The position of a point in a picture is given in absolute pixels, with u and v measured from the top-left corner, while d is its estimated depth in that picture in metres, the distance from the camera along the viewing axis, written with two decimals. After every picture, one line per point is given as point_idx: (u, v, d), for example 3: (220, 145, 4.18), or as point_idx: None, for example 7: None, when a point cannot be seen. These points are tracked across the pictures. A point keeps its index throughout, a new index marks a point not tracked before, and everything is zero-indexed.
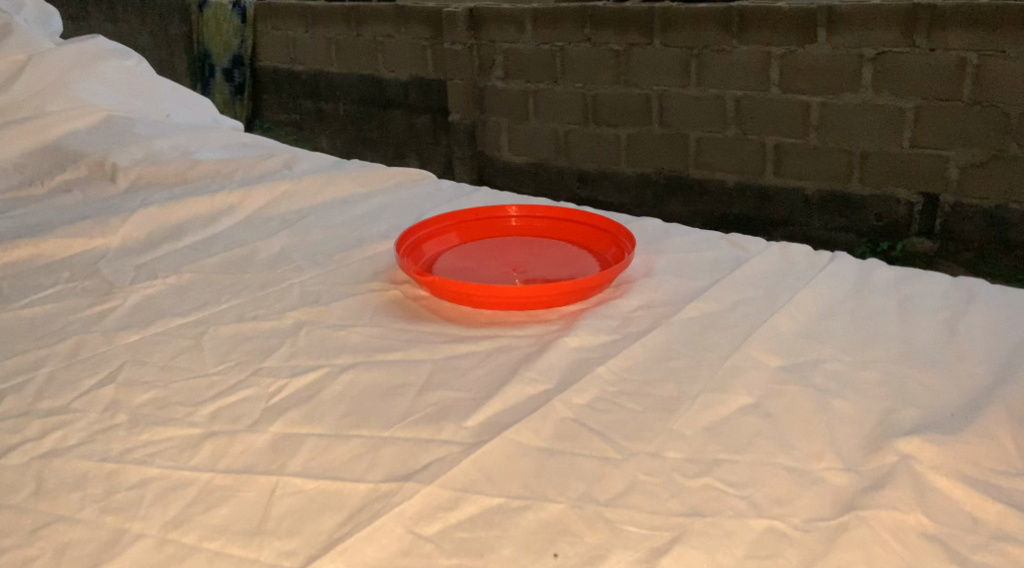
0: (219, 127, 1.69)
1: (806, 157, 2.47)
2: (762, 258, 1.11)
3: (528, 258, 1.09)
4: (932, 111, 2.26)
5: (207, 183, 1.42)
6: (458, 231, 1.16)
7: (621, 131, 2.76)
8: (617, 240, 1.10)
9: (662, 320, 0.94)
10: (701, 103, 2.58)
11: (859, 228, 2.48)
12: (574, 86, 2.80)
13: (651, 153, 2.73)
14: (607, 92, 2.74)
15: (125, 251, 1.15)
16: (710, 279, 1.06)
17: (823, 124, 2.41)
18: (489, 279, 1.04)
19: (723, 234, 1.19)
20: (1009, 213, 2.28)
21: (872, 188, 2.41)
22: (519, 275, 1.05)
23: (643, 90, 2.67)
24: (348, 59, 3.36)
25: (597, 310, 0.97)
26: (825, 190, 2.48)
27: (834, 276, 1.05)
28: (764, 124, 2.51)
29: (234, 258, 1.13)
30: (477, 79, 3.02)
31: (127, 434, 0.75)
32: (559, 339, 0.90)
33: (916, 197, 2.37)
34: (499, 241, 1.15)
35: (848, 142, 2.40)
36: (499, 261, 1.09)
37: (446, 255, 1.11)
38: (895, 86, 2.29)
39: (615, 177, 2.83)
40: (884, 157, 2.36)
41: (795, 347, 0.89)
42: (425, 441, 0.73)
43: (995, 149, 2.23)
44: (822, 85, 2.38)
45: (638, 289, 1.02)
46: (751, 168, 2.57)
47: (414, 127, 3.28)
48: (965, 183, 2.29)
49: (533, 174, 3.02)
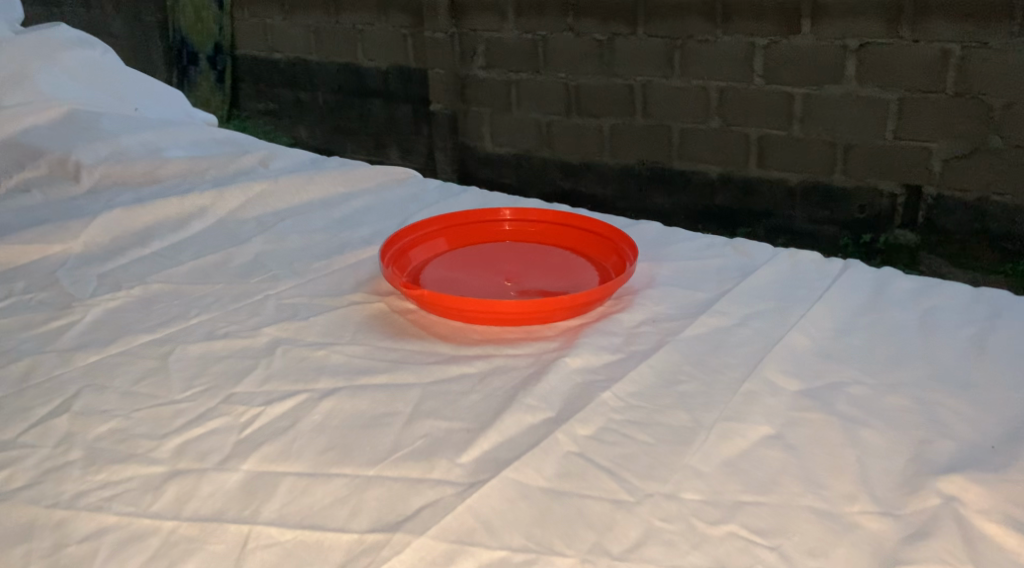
0: (191, 122, 1.61)
1: (790, 149, 2.42)
2: (770, 267, 1.04)
3: (522, 268, 1.02)
4: (915, 103, 2.21)
5: (179, 184, 1.34)
6: (447, 236, 1.09)
7: (603, 122, 2.68)
8: (618, 247, 1.03)
9: (669, 338, 0.87)
10: (684, 94, 2.51)
11: (842, 220, 2.43)
12: (555, 76, 2.72)
13: (633, 144, 2.66)
14: (589, 82, 2.66)
15: (88, 259, 1.07)
16: (718, 289, 0.99)
17: (806, 116, 2.36)
18: (481, 290, 0.97)
19: (727, 240, 1.13)
20: (992, 207, 2.23)
21: (856, 181, 2.36)
22: (513, 287, 0.98)
23: (625, 81, 2.59)
24: (327, 47, 3.27)
25: (599, 326, 0.90)
26: (808, 181, 2.42)
27: (848, 288, 0.99)
28: (748, 116, 2.44)
29: (207, 266, 1.05)
30: (457, 68, 2.93)
31: (82, 473, 0.68)
32: (559, 360, 0.83)
33: (899, 190, 2.32)
34: (491, 247, 1.08)
35: (832, 135, 2.34)
36: (492, 271, 1.01)
37: (435, 263, 1.04)
38: (879, 78, 2.23)
39: (598, 169, 2.76)
40: (868, 149, 2.31)
41: (814, 367, 0.82)
42: (416, 480, 0.66)
43: (978, 142, 2.18)
44: (807, 77, 2.32)
45: (641, 301, 0.95)
46: (735, 160, 2.51)
47: (394, 117, 3.20)
48: (948, 175, 2.24)
49: (514, 164, 2.93)
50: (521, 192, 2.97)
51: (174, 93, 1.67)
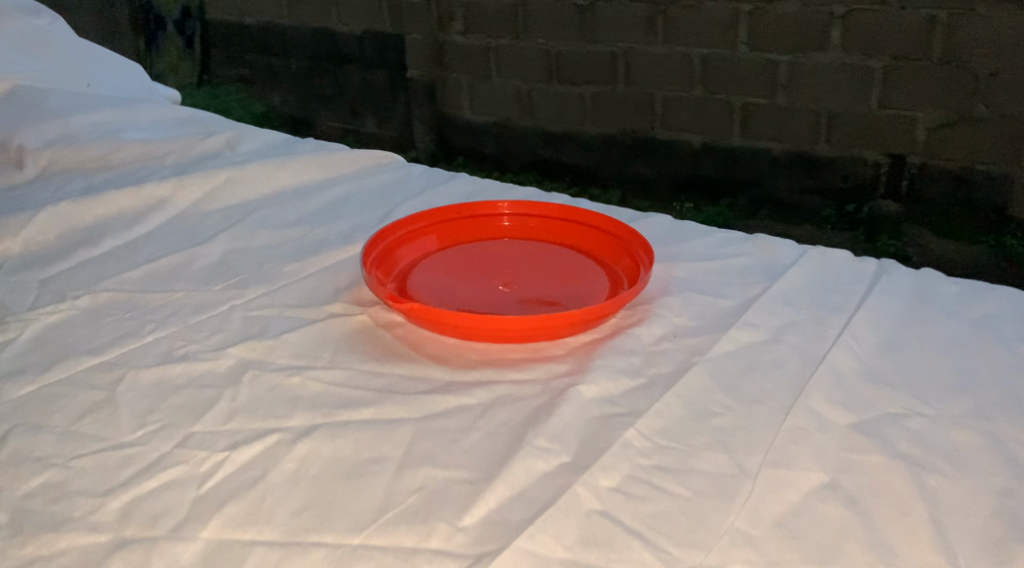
0: (150, 98, 1.47)
1: (774, 118, 2.31)
2: (799, 267, 0.93)
3: (523, 271, 0.91)
4: (900, 71, 2.11)
5: (136, 172, 1.21)
6: (438, 232, 0.97)
7: (584, 90, 2.55)
8: (630, 247, 0.92)
9: (696, 358, 0.77)
10: (667, 61, 2.38)
11: (826, 189, 2.33)
12: (536, 42, 2.57)
13: (613, 113, 2.54)
14: (571, 49, 2.52)
15: (30, 259, 0.94)
16: (745, 295, 0.88)
17: (790, 84, 2.25)
18: (478, 300, 0.86)
19: (747, 236, 1.01)
20: (975, 178, 2.14)
21: (839, 150, 2.27)
22: (514, 295, 0.87)
23: (607, 48, 2.45)
24: (299, 12, 3.08)
25: (614, 343, 0.79)
26: (792, 151, 2.33)
27: (889, 292, 0.88)
28: (731, 84, 2.33)
29: (166, 270, 0.93)
30: (435, 33, 2.77)
31: (6, 545, 0.58)
32: (571, 388, 0.71)
33: (882, 159, 2.23)
34: (488, 246, 0.97)
35: (817, 103, 2.24)
36: (488, 276, 0.90)
37: (426, 265, 0.92)
38: (865, 45, 2.12)
39: (579, 138, 2.64)
40: (853, 118, 2.21)
41: (863, 394, 0.71)
42: (409, 552, 0.56)
43: (962, 111, 2.09)
44: (791, 44, 2.21)
45: (659, 312, 0.84)
46: (718, 129, 2.40)
47: (369, 84, 3.03)
48: (932, 144, 2.15)
49: (494, 134, 2.80)
50: (500, 162, 2.85)
51: (133, 66, 1.53)
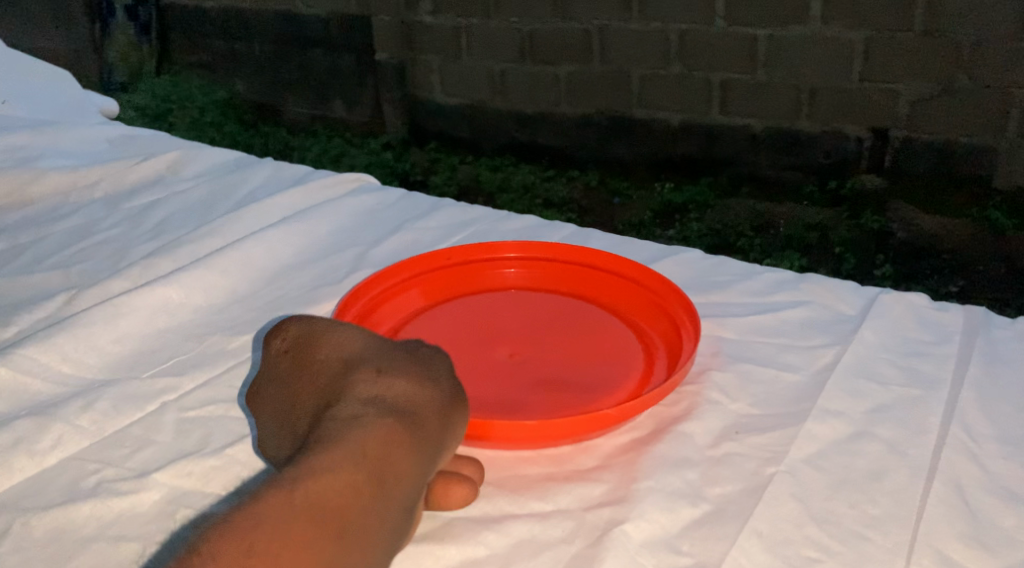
0: (79, 113, 1.26)
1: (754, 95, 2.06)
2: (874, 321, 0.75)
3: (535, 337, 0.73)
4: (885, 45, 1.88)
5: (56, 210, 1.00)
6: (423, 286, 0.79)
7: (560, 70, 2.26)
8: (667, 306, 0.74)
9: (772, 469, 0.59)
10: (642, 38, 2.11)
11: (807, 167, 2.08)
12: (508, 21, 2.27)
13: (589, 93, 2.26)
14: (542, 27, 2.23)
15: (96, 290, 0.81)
16: (816, 365, 0.70)
17: (771, 59, 1.99)
18: (476, 390, 0.67)
19: (798, 278, 0.83)
20: (959, 151, 1.92)
21: (822, 126, 2.02)
22: (525, 370, 0.69)
23: (581, 25, 2.17)
24: None
25: (661, 449, 0.61)
26: (772, 128, 2.07)
27: (995, 355, 0.70)
28: (709, 59, 2.06)
29: (77, 329, 0.73)
30: (404, 14, 2.44)
31: None
32: (615, 528, 0.55)
33: (865, 134, 1.99)
34: (489, 300, 0.79)
35: (798, 77, 1.99)
36: (491, 343, 0.72)
37: (411, 332, 0.74)
38: (850, 14, 1.88)
39: (555, 119, 2.34)
40: (836, 93, 1.97)
41: (998, 521, 0.55)
42: None
43: (944, 82, 1.86)
44: (770, 16, 1.95)
45: (711, 397, 0.66)
46: (695, 107, 2.14)
47: (339, 69, 2.64)
48: (916, 119, 1.93)
49: (467, 118, 2.48)
50: (474, 146, 2.51)
51: (61, 74, 1.31)
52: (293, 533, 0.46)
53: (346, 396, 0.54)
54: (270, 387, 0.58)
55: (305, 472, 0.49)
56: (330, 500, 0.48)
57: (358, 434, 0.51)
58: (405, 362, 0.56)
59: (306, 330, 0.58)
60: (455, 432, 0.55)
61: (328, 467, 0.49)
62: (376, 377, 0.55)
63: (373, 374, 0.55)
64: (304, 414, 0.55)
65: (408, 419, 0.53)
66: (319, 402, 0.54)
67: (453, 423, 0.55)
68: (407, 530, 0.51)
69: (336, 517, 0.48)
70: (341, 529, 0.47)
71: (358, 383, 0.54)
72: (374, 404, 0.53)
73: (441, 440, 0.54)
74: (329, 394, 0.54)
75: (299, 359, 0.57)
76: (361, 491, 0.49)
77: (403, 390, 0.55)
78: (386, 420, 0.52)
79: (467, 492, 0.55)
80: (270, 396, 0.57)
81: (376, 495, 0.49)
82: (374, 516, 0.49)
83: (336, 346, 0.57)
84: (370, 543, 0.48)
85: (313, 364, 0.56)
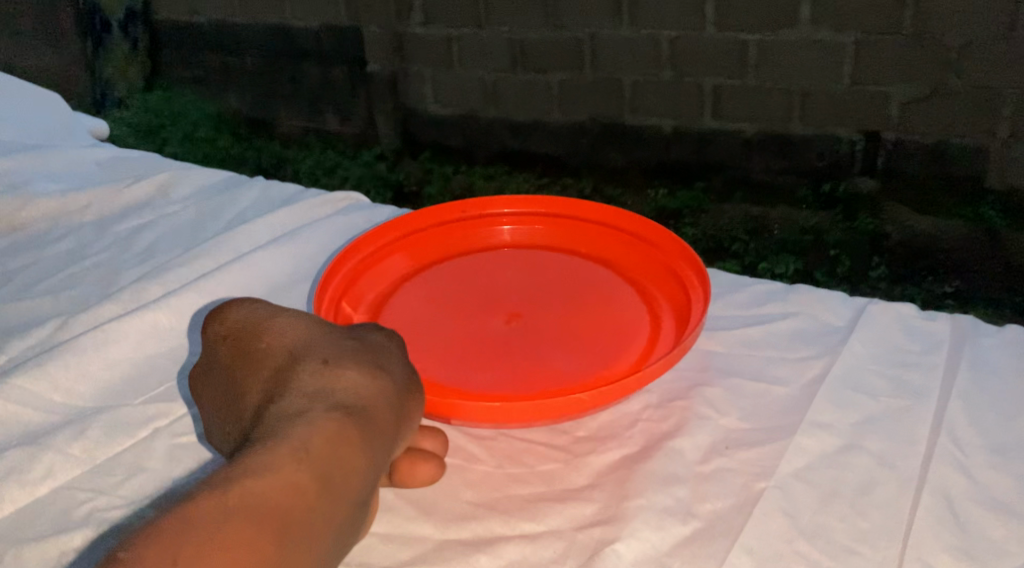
0: (70, 137, 1.27)
1: (748, 99, 2.05)
2: (862, 334, 0.74)
3: (529, 296, 0.81)
4: (875, 47, 1.87)
5: (47, 235, 1.01)
6: (421, 245, 0.88)
7: (551, 78, 2.24)
8: (674, 266, 0.81)
9: (762, 485, 0.60)
10: (634, 45, 2.09)
11: (800, 169, 2.07)
12: (499, 30, 2.24)
13: (584, 100, 2.23)
14: (533, 36, 2.20)
15: (87, 315, 0.81)
16: (804, 378, 0.70)
17: (762, 63, 1.99)
18: (478, 343, 0.76)
19: (787, 287, 0.82)
20: (953, 152, 1.91)
21: (815, 129, 2.01)
22: (511, 342, 0.76)
23: (572, 33, 2.15)
24: (249, 6, 2.64)
25: (652, 466, 0.62)
26: (766, 132, 2.07)
27: (984, 363, 0.70)
28: (702, 64, 2.05)
29: (67, 357, 0.73)
30: (394, 25, 2.39)
31: None
32: (606, 547, 0.57)
33: (857, 136, 1.98)
34: (487, 257, 0.87)
35: (791, 81, 1.98)
36: (478, 318, 0.79)
37: (412, 285, 0.83)
38: (841, 19, 1.86)
39: (549, 126, 2.32)
40: (828, 96, 1.96)
41: (987, 532, 0.57)
42: None
43: (935, 85, 1.86)
44: (762, 22, 1.94)
45: (701, 411, 0.66)
46: (687, 112, 2.13)
47: (330, 79, 2.62)
48: (909, 120, 1.92)
49: (461, 127, 2.46)
50: (468, 156, 2.50)
51: (51, 98, 1.32)
52: (235, 533, 0.50)
53: (293, 388, 0.58)
54: (215, 374, 0.62)
55: (248, 471, 0.53)
56: (272, 496, 0.52)
57: (304, 430, 0.55)
58: (352, 355, 0.60)
59: (248, 318, 0.63)
60: (406, 422, 0.59)
61: (271, 467, 0.53)
62: (322, 367, 0.59)
63: (320, 366, 0.59)
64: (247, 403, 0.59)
65: (357, 411, 0.57)
66: (264, 394, 0.58)
67: (404, 413, 0.59)
68: (358, 523, 0.55)
69: (278, 514, 0.51)
70: (284, 527, 0.51)
71: (305, 375, 0.58)
72: (321, 398, 0.57)
73: (392, 430, 0.58)
74: (275, 385, 0.58)
75: (241, 349, 0.61)
76: (305, 490, 0.53)
77: (350, 382, 0.58)
78: (332, 415, 0.56)
79: (433, 469, 0.60)
80: (214, 381, 0.62)
81: (320, 492, 0.53)
82: (318, 512, 0.53)
83: (279, 335, 0.61)
84: (313, 537, 0.52)
85: (255, 353, 0.61)
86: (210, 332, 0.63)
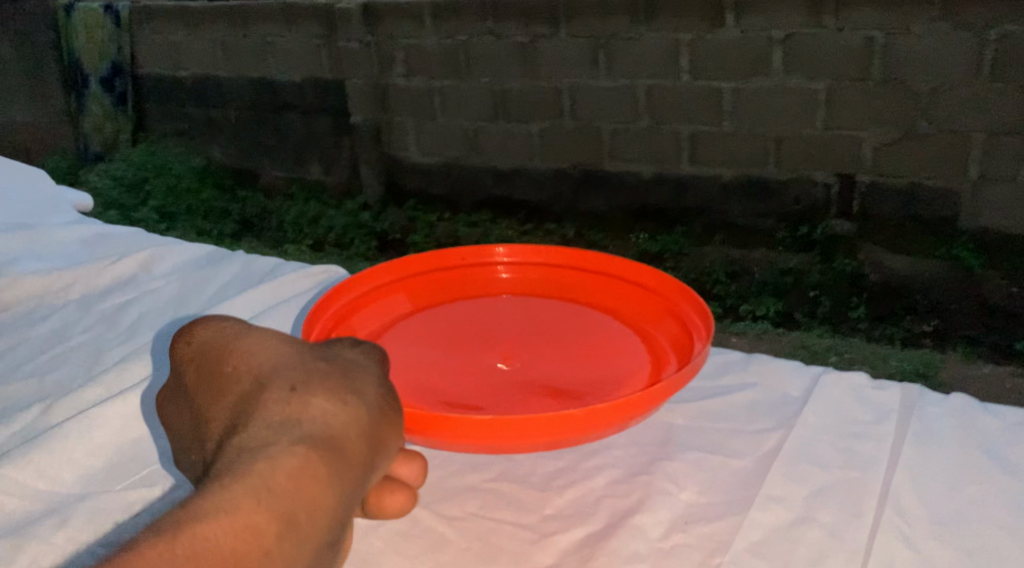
0: (59, 214, 1.30)
1: (721, 145, 2.06)
2: (815, 406, 0.78)
3: (524, 340, 0.85)
4: (847, 92, 1.87)
5: (33, 314, 1.04)
6: (419, 288, 0.92)
7: (533, 127, 2.28)
8: (674, 308, 0.84)
9: (718, 560, 0.64)
10: (613, 94, 2.14)
11: (778, 213, 2.06)
12: (481, 81, 2.29)
13: (564, 149, 2.27)
14: (515, 86, 2.26)
15: (73, 397, 0.84)
16: (760, 451, 0.73)
17: (738, 106, 2.00)
18: (476, 384, 0.79)
19: (747, 358, 0.85)
20: (924, 193, 1.89)
21: (789, 173, 2.01)
22: (502, 379, 0.79)
23: (551, 83, 2.21)
24: (237, 62, 2.69)
25: (615, 544, 0.65)
26: (742, 177, 2.06)
27: (931, 431, 0.74)
28: (676, 111, 2.08)
29: (53, 441, 0.76)
30: (378, 78, 2.45)
31: None
32: None
33: (831, 179, 1.97)
34: (484, 300, 0.91)
35: (767, 128, 1.99)
36: (468, 355, 0.83)
37: (404, 325, 0.87)
38: (806, 70, 1.90)
39: (531, 173, 2.34)
40: (801, 140, 1.96)
41: None
42: None
43: (906, 128, 1.85)
44: (737, 72, 1.97)
45: (663, 486, 0.70)
46: (666, 157, 2.14)
47: (314, 131, 2.64)
48: (881, 162, 1.90)
49: (444, 176, 2.48)
50: (450, 203, 2.52)
51: (41, 176, 1.35)
52: None
53: (260, 418, 0.60)
54: (186, 397, 0.65)
55: (208, 513, 0.55)
56: (226, 540, 0.55)
57: (267, 465, 0.57)
58: (320, 380, 0.62)
59: (218, 339, 0.65)
60: (380, 448, 0.61)
61: (229, 508, 0.55)
62: (289, 395, 0.61)
63: (286, 393, 0.61)
64: (215, 431, 0.61)
65: (324, 442, 0.58)
66: (229, 421, 0.61)
67: (377, 439, 0.61)
68: (323, 558, 0.57)
69: (231, 557, 0.54)
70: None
71: (271, 405, 0.60)
72: (287, 428, 0.59)
73: (363, 456, 0.59)
74: (242, 413, 0.61)
75: (209, 371, 0.64)
76: (262, 528, 0.55)
77: (318, 408, 0.60)
78: (296, 450, 0.58)
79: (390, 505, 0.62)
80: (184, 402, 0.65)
81: (280, 531, 0.55)
82: (275, 552, 0.55)
83: (245, 356, 0.64)
84: None
85: (222, 376, 0.63)
86: (177, 355, 0.66)
